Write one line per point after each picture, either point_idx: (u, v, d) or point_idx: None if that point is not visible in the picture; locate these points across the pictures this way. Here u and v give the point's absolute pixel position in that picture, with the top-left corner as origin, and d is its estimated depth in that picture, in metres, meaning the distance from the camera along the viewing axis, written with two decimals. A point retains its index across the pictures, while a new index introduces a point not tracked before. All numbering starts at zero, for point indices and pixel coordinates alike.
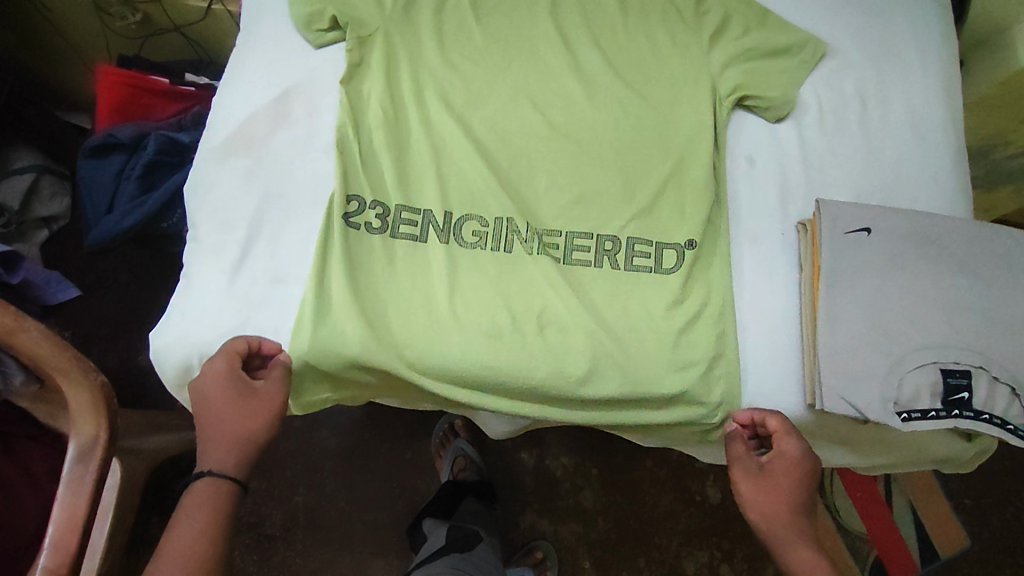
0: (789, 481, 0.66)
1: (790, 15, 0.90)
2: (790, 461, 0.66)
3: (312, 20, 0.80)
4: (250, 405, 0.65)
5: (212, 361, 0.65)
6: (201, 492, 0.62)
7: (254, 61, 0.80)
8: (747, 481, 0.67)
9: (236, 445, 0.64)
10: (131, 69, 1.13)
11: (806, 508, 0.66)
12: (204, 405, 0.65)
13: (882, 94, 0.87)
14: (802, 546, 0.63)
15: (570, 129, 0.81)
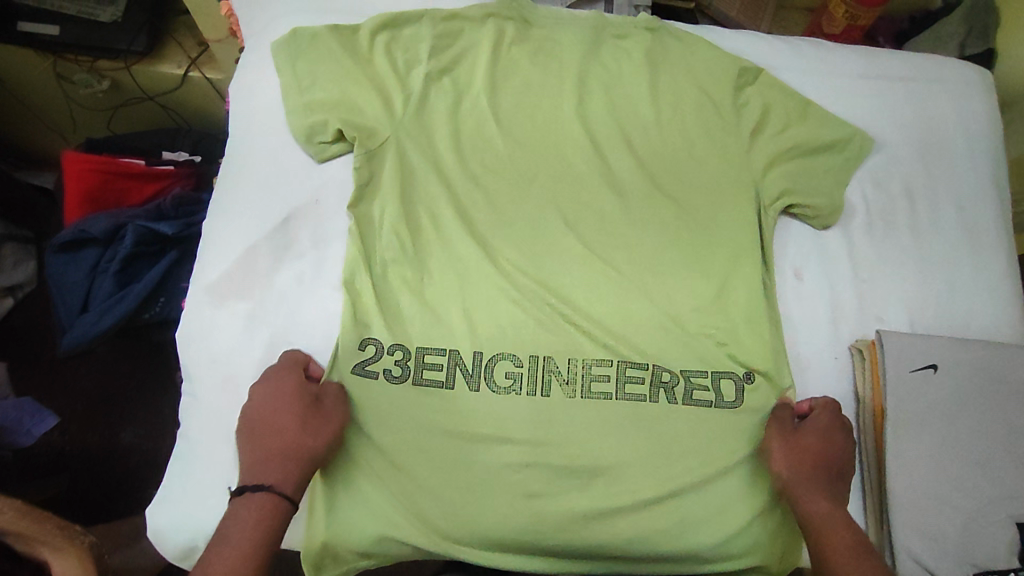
0: (824, 442, 0.67)
1: (832, 103, 0.82)
2: (826, 427, 0.68)
3: (315, 133, 0.72)
4: (313, 415, 0.62)
5: (277, 374, 0.64)
6: (243, 507, 0.57)
7: (251, 181, 0.72)
8: (779, 440, 0.67)
9: (289, 461, 0.60)
10: (101, 152, 1.02)
11: (837, 475, 0.66)
12: (265, 414, 0.62)
13: (931, 189, 0.81)
14: (820, 504, 0.63)
15: (602, 247, 0.75)
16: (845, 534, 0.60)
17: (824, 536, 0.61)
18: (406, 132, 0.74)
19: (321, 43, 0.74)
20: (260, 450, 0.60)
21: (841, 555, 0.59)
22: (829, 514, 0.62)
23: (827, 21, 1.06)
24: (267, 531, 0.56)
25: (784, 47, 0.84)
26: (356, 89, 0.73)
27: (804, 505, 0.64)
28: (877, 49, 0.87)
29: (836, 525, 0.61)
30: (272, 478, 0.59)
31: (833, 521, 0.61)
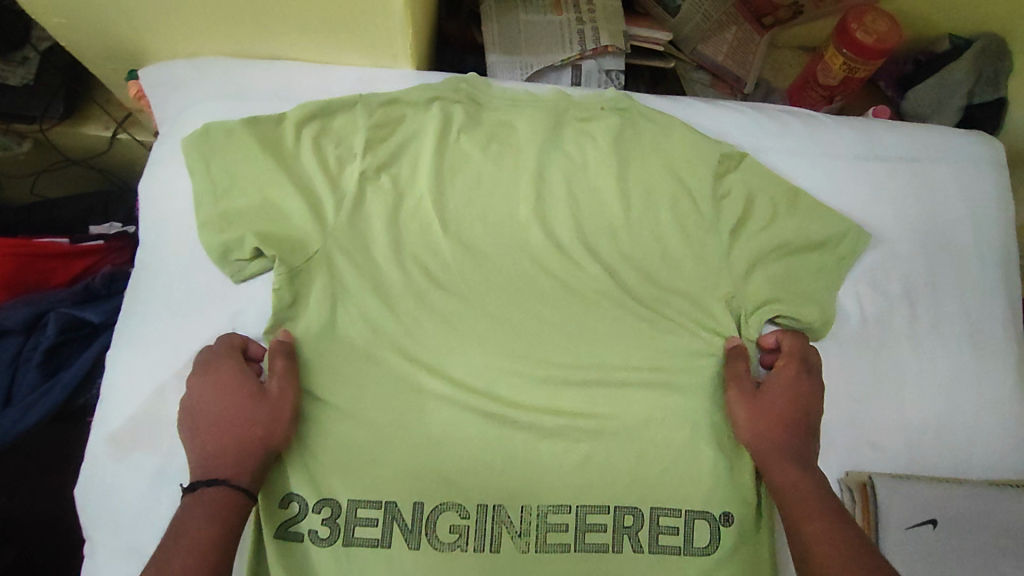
0: (790, 400, 0.64)
1: (824, 191, 0.72)
2: (790, 382, 0.65)
3: (229, 251, 0.63)
4: (260, 403, 0.58)
5: (215, 362, 0.59)
6: (193, 507, 0.53)
7: (160, 304, 0.63)
8: (742, 401, 0.64)
9: (244, 452, 0.57)
10: (18, 235, 0.94)
11: (804, 436, 0.63)
12: (207, 407, 0.58)
13: (935, 289, 0.72)
14: (790, 470, 0.61)
15: (560, 370, 0.66)
16: (817, 499, 0.58)
17: (795, 502, 0.59)
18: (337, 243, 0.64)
19: (238, 139, 0.65)
20: (209, 444, 0.56)
21: (811, 518, 0.56)
22: (799, 480, 0.60)
23: (822, 70, 0.96)
24: (228, 525, 0.53)
25: (772, 125, 0.74)
26: (279, 193, 0.64)
27: (774, 475, 0.61)
28: (876, 121, 0.77)
29: (806, 490, 0.59)
30: (228, 471, 0.55)
31: (800, 490, 0.59)
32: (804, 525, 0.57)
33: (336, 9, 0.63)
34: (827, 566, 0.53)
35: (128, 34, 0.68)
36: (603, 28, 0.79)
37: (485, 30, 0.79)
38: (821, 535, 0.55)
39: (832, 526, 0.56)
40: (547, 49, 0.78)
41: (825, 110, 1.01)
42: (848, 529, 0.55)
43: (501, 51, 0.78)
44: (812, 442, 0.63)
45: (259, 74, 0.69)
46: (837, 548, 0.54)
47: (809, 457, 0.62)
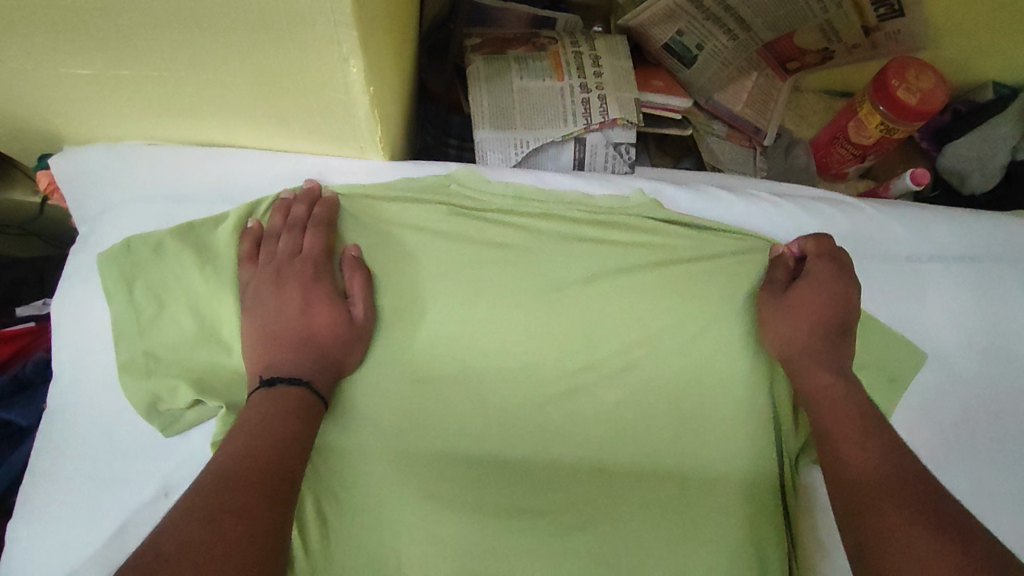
0: (823, 304, 0.54)
1: (869, 300, 0.61)
2: (824, 281, 0.55)
3: (161, 401, 0.51)
4: (343, 317, 0.51)
5: (298, 263, 0.52)
6: (260, 408, 0.46)
7: (75, 466, 0.51)
8: (772, 308, 0.55)
9: (325, 360, 0.50)
10: None
11: (841, 343, 0.54)
12: (283, 310, 0.50)
13: (1000, 416, 0.61)
14: (823, 377, 0.52)
15: (567, 534, 0.52)
16: (857, 415, 0.49)
17: (833, 432, 0.49)
18: (315, 184, 0.56)
19: (172, 255, 0.53)
20: (277, 346, 0.50)
21: (850, 447, 0.47)
22: (836, 402, 0.50)
23: (854, 127, 0.85)
24: (289, 431, 0.45)
25: (811, 221, 0.62)
26: (226, 322, 0.53)
27: (810, 384, 0.52)
28: (927, 209, 0.65)
29: (846, 407, 0.50)
30: (309, 374, 0.49)
31: (838, 402, 0.50)
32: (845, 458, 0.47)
33: (290, 114, 0.50)
34: (862, 481, 0.45)
35: (32, 119, 0.55)
36: (613, 96, 0.67)
37: (473, 98, 0.66)
38: (860, 469, 0.46)
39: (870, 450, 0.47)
40: (547, 121, 0.66)
41: (855, 167, 0.91)
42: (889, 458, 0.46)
43: (491, 126, 0.65)
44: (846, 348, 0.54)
45: (197, 166, 0.57)
46: (871, 465, 0.46)
47: (845, 366, 0.53)
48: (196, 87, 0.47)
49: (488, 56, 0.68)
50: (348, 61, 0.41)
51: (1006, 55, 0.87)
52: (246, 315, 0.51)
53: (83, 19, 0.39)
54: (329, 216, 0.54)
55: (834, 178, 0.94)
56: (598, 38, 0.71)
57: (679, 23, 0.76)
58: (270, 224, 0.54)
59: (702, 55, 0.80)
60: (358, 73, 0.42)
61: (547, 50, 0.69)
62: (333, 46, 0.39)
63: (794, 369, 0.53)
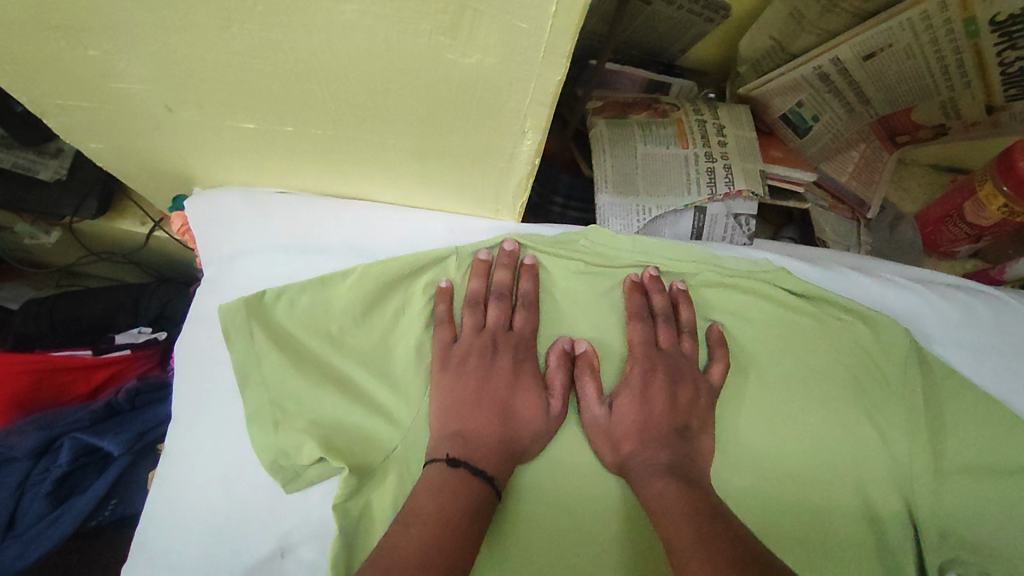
0: (660, 388, 0.52)
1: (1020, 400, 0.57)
2: (659, 364, 0.53)
3: (285, 457, 0.49)
4: (516, 386, 0.51)
5: (494, 338, 0.52)
6: (432, 483, 0.45)
7: (188, 517, 0.49)
8: (591, 375, 0.52)
9: (493, 437, 0.49)
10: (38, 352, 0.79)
11: (679, 442, 0.50)
12: (488, 387, 0.51)
13: None
14: (659, 479, 0.47)
15: None
16: (700, 514, 0.43)
17: (647, 480, 0.47)
18: (451, 282, 0.54)
19: (304, 306, 0.52)
20: (468, 419, 0.49)
21: (659, 486, 0.46)
22: (657, 462, 0.48)
23: (973, 207, 0.82)
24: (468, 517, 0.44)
25: (954, 312, 0.59)
26: (354, 379, 0.52)
27: (641, 487, 0.47)
28: None
29: (671, 507, 0.44)
30: (482, 455, 0.47)
31: (671, 498, 0.45)
32: (658, 501, 0.45)
33: (439, 176, 0.49)
34: None
35: (176, 162, 0.56)
36: (738, 168, 0.66)
37: (596, 161, 0.65)
38: (669, 502, 0.45)
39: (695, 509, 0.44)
40: (670, 189, 0.64)
41: (967, 247, 0.87)
42: (721, 522, 0.43)
43: (614, 191, 0.64)
44: (690, 456, 0.50)
45: (328, 217, 0.56)
46: None
47: (690, 475, 0.48)
48: (354, 147, 0.47)
49: (611, 120, 0.68)
50: (525, 135, 0.40)
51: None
52: (458, 393, 0.50)
53: (270, 81, 0.40)
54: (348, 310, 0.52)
55: (942, 256, 0.91)
56: (721, 107, 0.70)
57: (800, 95, 0.74)
58: (468, 289, 0.54)
59: (817, 126, 0.79)
60: (531, 145, 0.42)
61: (671, 117, 0.68)
62: (515, 118, 0.39)
63: (625, 460, 0.50)
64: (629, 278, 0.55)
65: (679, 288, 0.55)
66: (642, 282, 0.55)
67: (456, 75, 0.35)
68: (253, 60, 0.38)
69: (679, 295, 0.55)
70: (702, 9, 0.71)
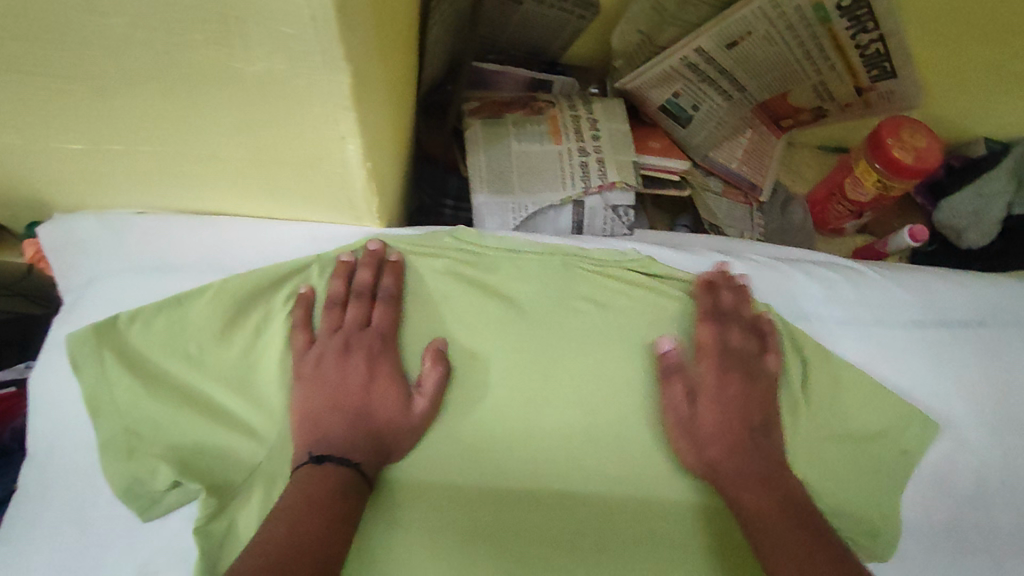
0: (738, 388, 0.55)
1: (878, 365, 0.60)
2: (727, 360, 0.55)
3: (140, 483, 0.48)
4: (371, 381, 0.50)
5: (346, 334, 0.51)
6: (305, 484, 0.46)
7: (39, 556, 0.47)
8: (710, 359, 0.55)
9: (358, 429, 0.49)
10: None
11: (759, 431, 0.54)
12: (344, 386, 0.50)
13: (1015, 487, 0.60)
14: (754, 485, 0.52)
15: None
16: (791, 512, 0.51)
17: (745, 487, 0.52)
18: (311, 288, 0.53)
19: (160, 327, 0.51)
20: (327, 422, 0.49)
21: (756, 491, 0.52)
22: (750, 471, 0.53)
23: (851, 184, 0.85)
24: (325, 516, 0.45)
25: (815, 287, 0.61)
26: (216, 398, 0.51)
27: (736, 491, 0.52)
28: (929, 273, 0.64)
29: (776, 515, 0.51)
30: (348, 447, 0.48)
31: (773, 506, 0.51)
32: (758, 512, 0.51)
33: (284, 185, 0.48)
34: None
35: (16, 187, 0.53)
36: (610, 160, 0.67)
37: (470, 161, 0.65)
38: (777, 512, 0.51)
39: (783, 507, 0.52)
40: (544, 185, 0.65)
41: (852, 223, 0.91)
42: (795, 517, 0.51)
43: (489, 190, 0.64)
44: (768, 441, 0.54)
45: (188, 235, 0.55)
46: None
47: (773, 467, 0.54)
48: (191, 162, 0.46)
49: (485, 119, 0.68)
50: (346, 140, 0.40)
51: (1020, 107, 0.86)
52: (313, 391, 0.50)
53: (74, 99, 0.38)
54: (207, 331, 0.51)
55: (832, 233, 0.95)
56: (595, 102, 0.71)
57: (675, 86, 0.76)
58: (330, 290, 0.53)
59: (697, 115, 0.81)
60: (356, 150, 0.41)
61: (545, 114, 0.69)
62: (330, 127, 0.39)
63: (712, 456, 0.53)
64: (705, 277, 0.58)
65: (742, 282, 0.59)
66: (711, 280, 0.58)
67: (251, 85, 0.35)
68: (47, 79, 0.36)
69: (746, 294, 0.59)
70: (573, 7, 0.71)
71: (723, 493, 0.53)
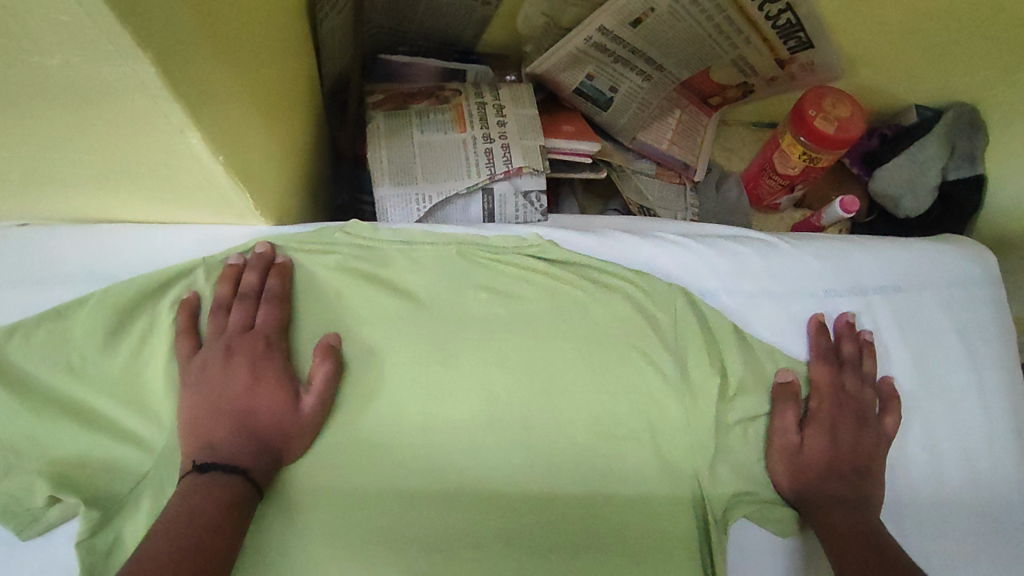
0: (842, 432, 0.56)
1: (786, 336, 0.59)
2: (844, 400, 0.57)
3: (15, 501, 0.47)
4: (256, 382, 0.49)
5: (230, 337, 0.50)
6: (192, 496, 0.44)
7: None
8: (832, 397, 0.57)
9: (244, 433, 0.48)
10: None
11: (856, 478, 0.55)
12: (227, 389, 0.48)
13: (936, 452, 0.59)
14: (868, 519, 0.52)
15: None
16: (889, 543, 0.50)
17: (837, 520, 0.52)
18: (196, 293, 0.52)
19: (39, 340, 0.50)
20: (211, 429, 0.47)
21: (851, 525, 0.52)
22: (831, 507, 0.53)
23: (779, 158, 0.84)
24: (216, 525, 0.43)
25: (724, 262, 0.60)
26: (99, 408, 0.50)
27: (825, 524, 0.52)
28: (844, 240, 0.63)
29: (853, 544, 0.50)
30: (233, 453, 0.47)
31: (858, 532, 0.51)
32: (868, 538, 0.50)
33: (151, 185, 0.47)
34: None
35: None
36: (516, 145, 0.65)
37: (372, 154, 0.64)
38: (882, 541, 0.50)
39: (855, 526, 0.52)
40: (449, 174, 0.64)
41: (786, 198, 0.90)
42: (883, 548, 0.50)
43: (392, 182, 0.63)
44: (867, 491, 0.55)
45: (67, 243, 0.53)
46: None
47: (870, 511, 0.54)
48: (45, 168, 0.44)
49: (389, 111, 0.66)
50: (185, 132, 0.39)
51: (944, 71, 0.86)
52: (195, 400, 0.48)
53: None
54: (90, 342, 0.50)
55: (768, 210, 0.94)
56: (502, 87, 0.70)
57: (588, 68, 0.74)
58: (216, 294, 0.52)
59: (617, 97, 0.80)
60: (200, 142, 0.40)
61: (451, 102, 0.68)
62: (160, 116, 0.37)
63: (833, 487, 0.54)
64: (816, 318, 0.60)
65: (866, 338, 0.60)
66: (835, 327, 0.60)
67: (57, 79, 0.33)
68: None
69: (866, 352, 0.59)
70: None
71: (816, 522, 0.53)
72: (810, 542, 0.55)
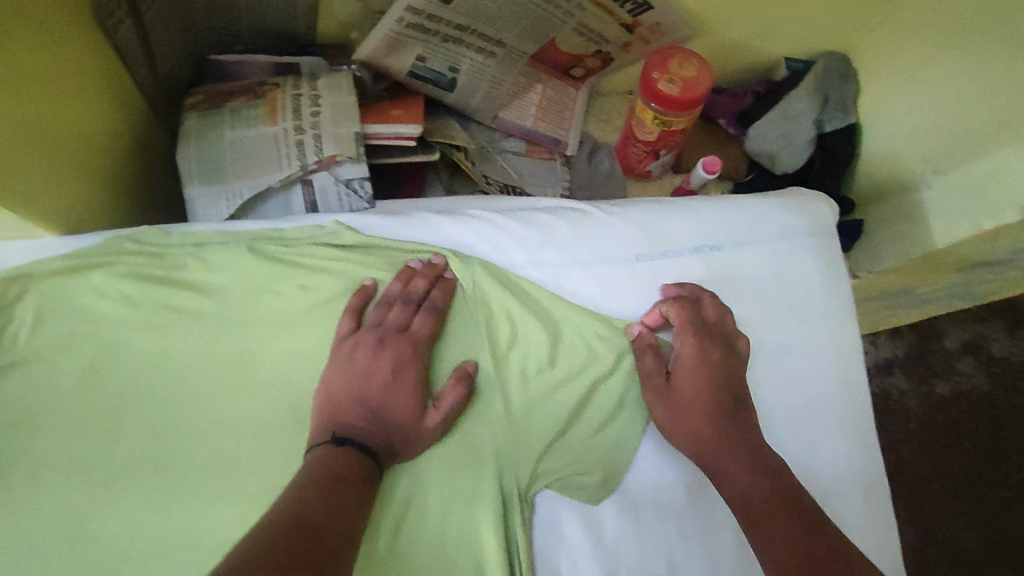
0: (711, 368, 0.54)
1: (595, 302, 0.59)
2: (707, 336, 0.55)
3: None
4: None
5: None
6: None
7: None
8: (694, 335, 0.55)
9: None
10: None
11: (744, 410, 0.53)
12: None
13: (756, 410, 0.58)
14: (770, 458, 0.51)
15: None
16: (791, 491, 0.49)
17: (737, 468, 0.50)
18: None
19: None
20: None
21: (753, 473, 0.50)
22: (731, 451, 0.51)
23: (636, 125, 0.84)
24: None
25: (529, 234, 0.59)
26: None
27: (727, 479, 0.50)
28: (659, 202, 0.62)
29: (771, 504, 0.48)
30: None
31: (765, 478, 0.49)
32: (769, 488, 0.49)
33: None
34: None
35: None
36: (328, 134, 0.65)
37: (181, 155, 0.64)
38: (787, 492, 0.49)
39: (757, 467, 0.50)
40: (259, 169, 0.64)
41: (655, 165, 0.90)
42: (787, 494, 0.48)
43: (201, 182, 0.63)
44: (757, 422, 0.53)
45: None
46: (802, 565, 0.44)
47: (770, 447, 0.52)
48: None
49: (202, 111, 0.66)
50: None
51: (802, 23, 0.83)
52: None
53: None
54: None
55: (642, 177, 0.93)
56: (320, 78, 0.69)
57: (415, 50, 0.74)
58: None
59: (459, 77, 0.79)
60: None
61: (265, 96, 0.67)
62: None
63: (724, 429, 0.52)
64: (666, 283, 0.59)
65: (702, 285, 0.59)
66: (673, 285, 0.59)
67: None
68: None
69: (709, 291, 0.58)
70: None
71: (718, 477, 0.51)
72: (622, 508, 0.55)
